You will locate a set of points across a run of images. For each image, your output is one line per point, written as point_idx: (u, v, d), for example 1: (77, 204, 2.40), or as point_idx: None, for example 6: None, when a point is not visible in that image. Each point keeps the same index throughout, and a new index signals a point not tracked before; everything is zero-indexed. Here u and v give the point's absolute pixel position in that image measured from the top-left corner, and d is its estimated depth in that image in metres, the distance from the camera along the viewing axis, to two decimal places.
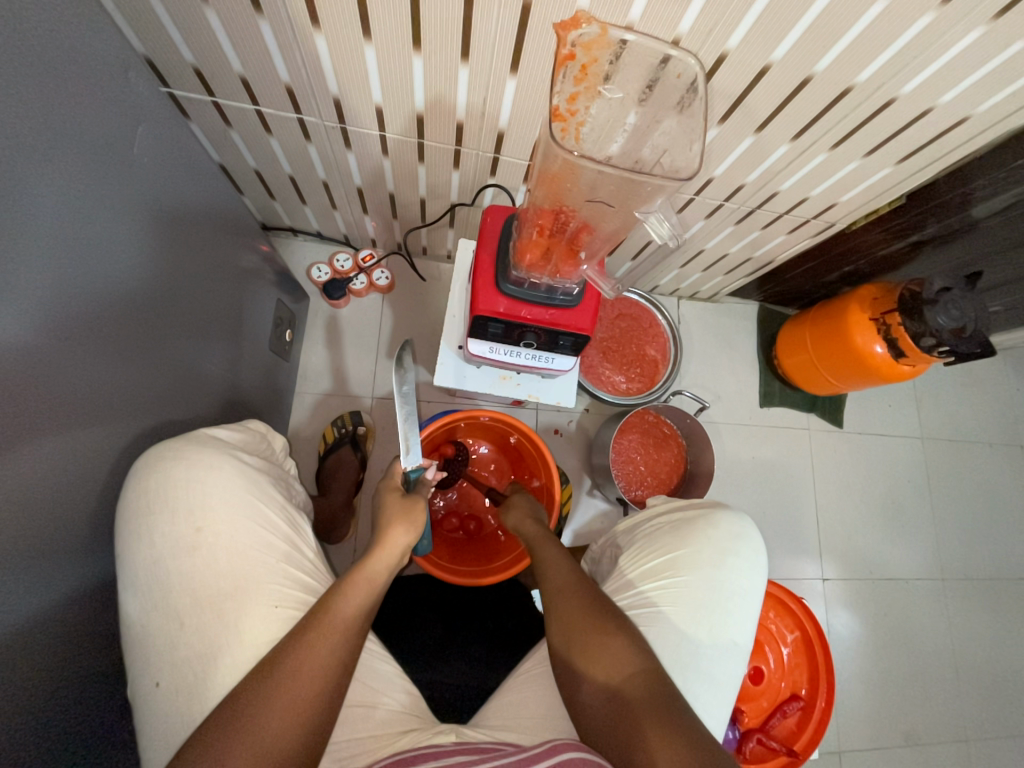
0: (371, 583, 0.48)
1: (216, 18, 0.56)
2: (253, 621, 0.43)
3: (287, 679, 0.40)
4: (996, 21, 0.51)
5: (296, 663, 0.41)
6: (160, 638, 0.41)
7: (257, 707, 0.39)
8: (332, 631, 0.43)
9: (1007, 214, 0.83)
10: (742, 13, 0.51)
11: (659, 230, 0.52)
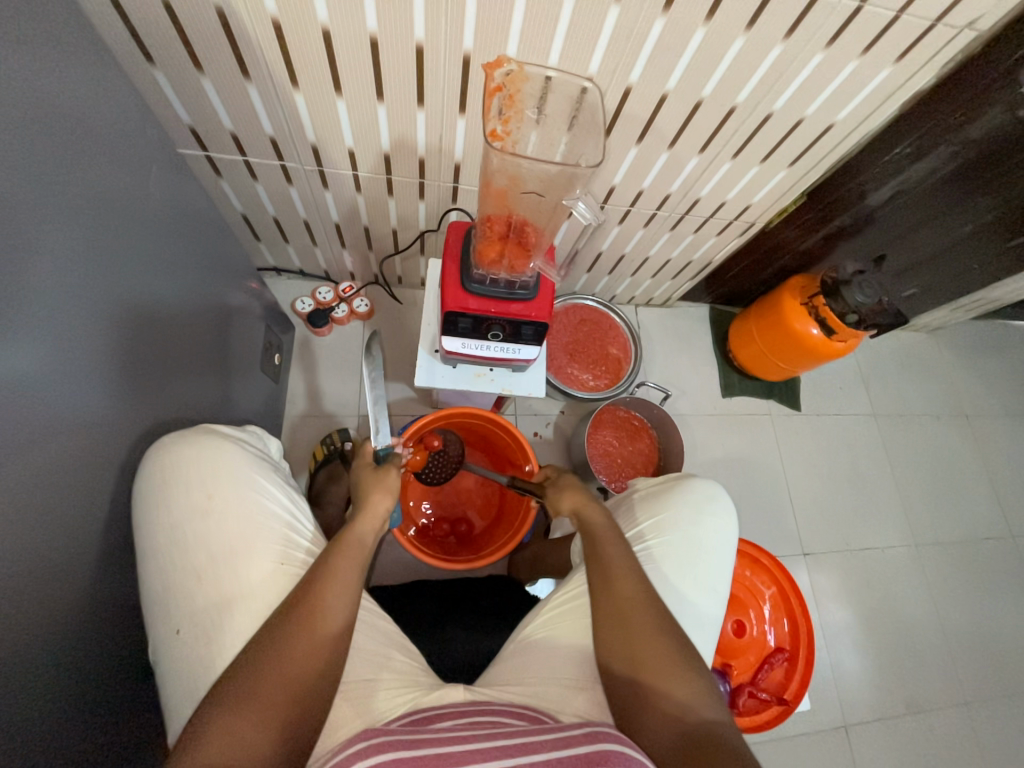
0: (358, 546, 0.55)
1: (210, 85, 0.68)
2: (256, 576, 0.52)
3: (295, 634, 0.47)
4: (830, 48, 0.65)
5: (299, 619, 0.48)
6: (179, 589, 0.51)
7: (270, 657, 0.46)
8: (328, 588, 0.50)
9: (895, 201, 0.98)
10: (636, 54, 0.64)
11: (584, 214, 0.63)
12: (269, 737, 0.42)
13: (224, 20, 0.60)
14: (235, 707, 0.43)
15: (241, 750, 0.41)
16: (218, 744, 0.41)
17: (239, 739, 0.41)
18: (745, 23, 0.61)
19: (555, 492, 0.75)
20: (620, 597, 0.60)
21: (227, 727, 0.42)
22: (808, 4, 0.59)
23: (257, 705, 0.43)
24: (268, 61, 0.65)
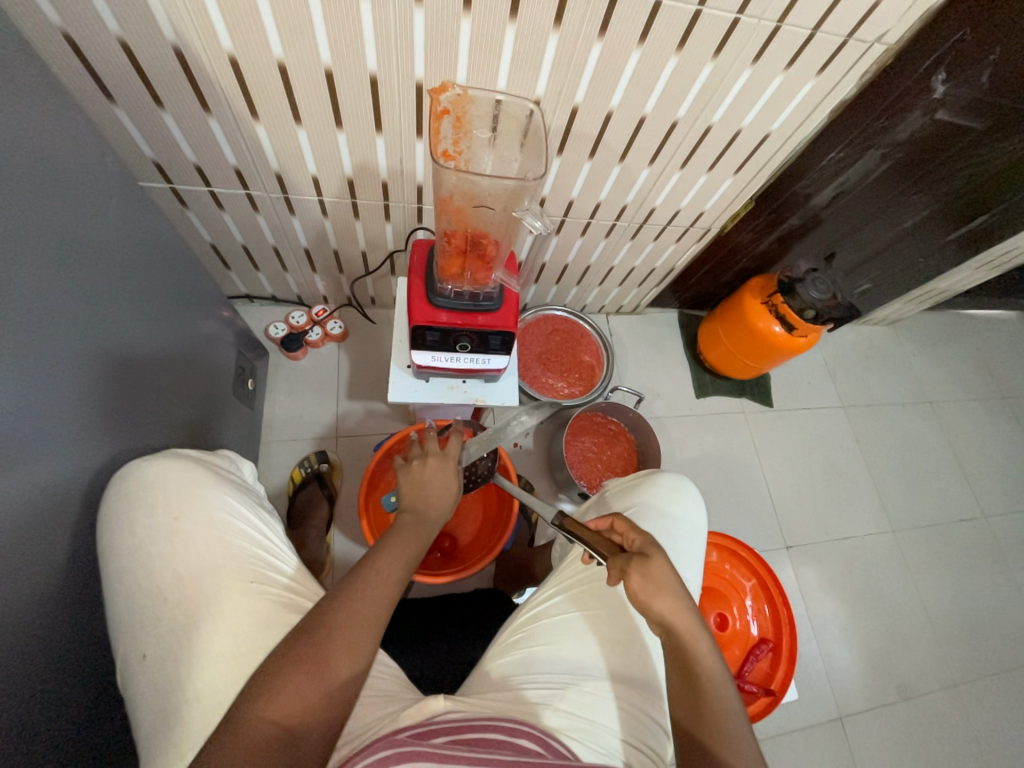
0: (415, 539, 0.58)
1: (171, 120, 0.70)
2: (225, 592, 0.52)
3: (358, 608, 0.49)
4: (755, 65, 0.70)
5: (361, 594, 0.50)
6: (145, 614, 0.50)
7: (333, 627, 0.48)
8: (388, 571, 0.53)
9: (838, 202, 1.04)
10: (579, 78, 0.69)
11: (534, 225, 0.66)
12: (327, 701, 0.45)
13: (181, 58, 0.62)
14: (297, 668, 0.45)
15: (302, 708, 0.44)
16: (282, 699, 0.43)
17: (301, 696, 0.44)
18: (677, 45, 0.66)
19: (641, 555, 0.56)
20: (704, 691, 0.52)
21: (289, 685, 0.44)
22: (731, 26, 0.64)
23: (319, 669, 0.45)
24: (227, 94, 0.67)
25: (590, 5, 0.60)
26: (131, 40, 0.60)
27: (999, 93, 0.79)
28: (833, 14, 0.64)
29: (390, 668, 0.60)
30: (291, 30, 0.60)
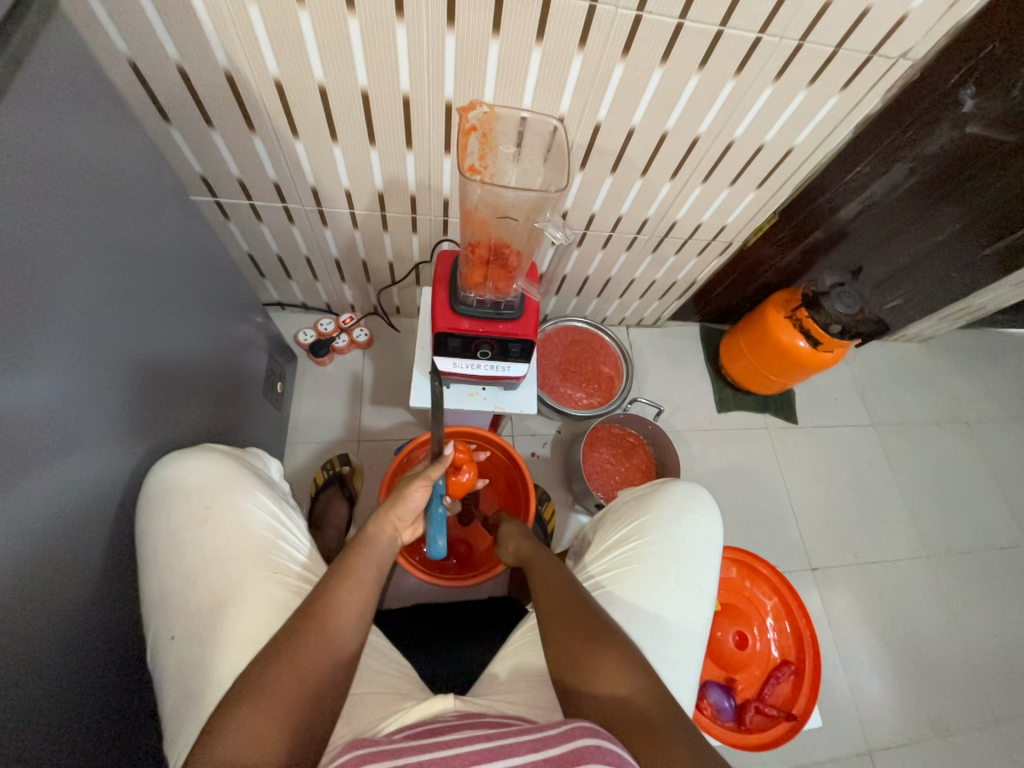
0: (368, 558, 0.56)
1: (220, 138, 0.76)
2: (249, 578, 0.55)
3: (297, 645, 0.48)
4: (777, 82, 0.71)
5: (300, 632, 0.49)
6: (175, 596, 0.53)
7: (269, 674, 0.46)
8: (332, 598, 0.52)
9: (864, 216, 1.03)
10: (602, 97, 0.71)
11: (555, 235, 0.69)
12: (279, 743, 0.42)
13: (231, 81, 0.67)
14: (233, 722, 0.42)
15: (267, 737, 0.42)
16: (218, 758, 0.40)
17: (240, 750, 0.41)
18: (698, 63, 0.68)
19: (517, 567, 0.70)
20: (573, 654, 0.56)
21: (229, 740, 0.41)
22: (752, 45, 0.66)
23: (256, 720, 0.43)
24: (271, 115, 0.72)
25: (614, 28, 0.62)
26: (188, 67, 0.65)
27: None
28: (856, 31, 0.65)
29: (402, 666, 0.62)
30: (331, 55, 0.64)
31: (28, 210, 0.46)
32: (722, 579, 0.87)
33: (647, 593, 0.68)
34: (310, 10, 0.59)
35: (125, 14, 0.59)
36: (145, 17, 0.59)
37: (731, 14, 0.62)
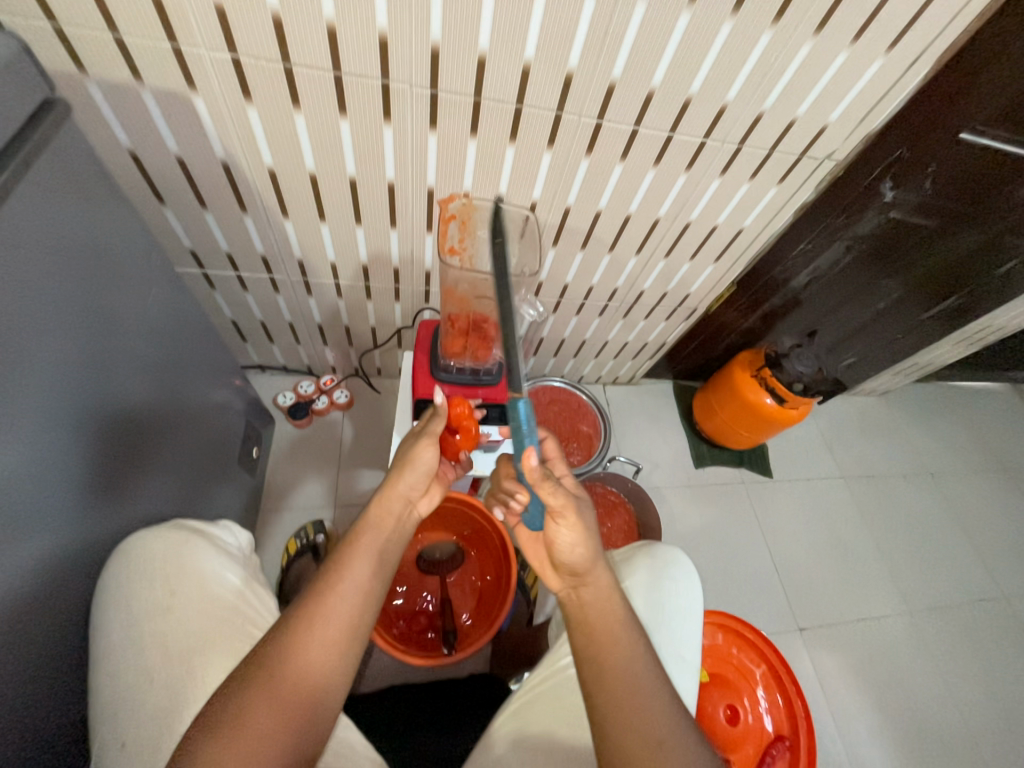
0: (358, 579, 0.52)
1: (212, 218, 0.80)
2: (212, 671, 0.51)
3: (275, 677, 0.45)
4: (723, 176, 0.80)
5: (280, 660, 0.46)
6: (127, 695, 0.49)
7: (246, 709, 0.43)
8: (315, 627, 0.48)
9: (813, 285, 1.13)
10: (570, 187, 0.79)
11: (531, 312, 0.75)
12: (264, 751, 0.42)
13: (227, 169, 0.72)
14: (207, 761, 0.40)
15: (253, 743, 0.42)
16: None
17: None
18: (653, 160, 0.77)
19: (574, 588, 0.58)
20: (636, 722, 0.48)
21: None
22: (699, 147, 0.75)
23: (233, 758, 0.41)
24: (262, 198, 0.77)
25: (578, 132, 0.71)
26: (186, 157, 0.70)
27: (941, 197, 0.90)
28: (785, 138, 0.75)
29: (375, 762, 0.57)
30: (323, 150, 0.70)
31: (15, 297, 0.47)
32: (708, 646, 0.85)
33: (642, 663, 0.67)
34: (305, 113, 0.65)
35: (130, 113, 0.64)
36: (149, 116, 0.65)
37: (679, 123, 0.71)
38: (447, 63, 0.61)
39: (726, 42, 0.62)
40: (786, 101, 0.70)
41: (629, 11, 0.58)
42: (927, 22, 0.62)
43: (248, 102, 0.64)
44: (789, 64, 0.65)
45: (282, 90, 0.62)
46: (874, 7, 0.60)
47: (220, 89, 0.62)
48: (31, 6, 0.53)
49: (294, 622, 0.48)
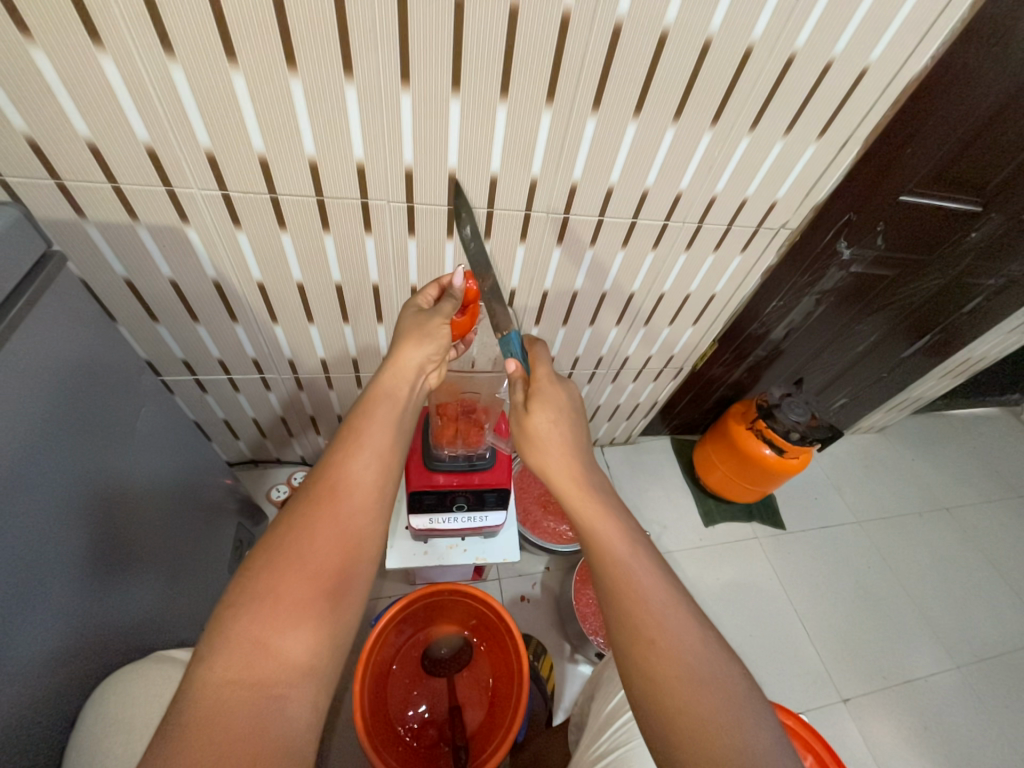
0: (355, 504, 0.52)
1: (203, 330, 0.83)
2: None
3: (278, 599, 0.43)
4: (688, 250, 0.85)
5: (281, 584, 0.44)
6: None
7: (273, 589, 0.44)
8: (317, 548, 0.47)
9: (792, 336, 1.16)
10: (545, 271, 0.83)
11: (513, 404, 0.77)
12: (289, 624, 0.43)
13: (218, 287, 0.76)
14: (221, 683, 0.39)
15: (280, 622, 0.42)
16: (204, 725, 0.37)
17: (234, 713, 0.38)
18: (622, 243, 0.81)
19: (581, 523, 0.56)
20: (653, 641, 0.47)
21: (222, 701, 0.38)
22: (662, 228, 0.80)
23: (263, 634, 0.42)
24: (253, 307, 0.80)
25: (547, 226, 0.76)
26: (179, 279, 0.73)
27: (898, 249, 0.95)
28: (741, 214, 0.81)
29: None
30: (309, 262, 0.74)
31: (13, 434, 0.46)
32: None
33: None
34: (291, 233, 0.70)
35: (125, 247, 0.68)
36: (144, 248, 0.69)
37: (640, 209, 0.76)
38: (421, 180, 0.66)
39: (672, 143, 0.68)
40: (735, 184, 0.75)
41: (581, 126, 0.64)
42: (849, 112, 0.69)
43: (237, 228, 0.68)
44: (732, 155, 0.71)
45: (269, 215, 0.67)
46: (799, 105, 0.67)
47: (211, 220, 0.67)
48: (36, 169, 0.58)
49: (292, 544, 0.47)
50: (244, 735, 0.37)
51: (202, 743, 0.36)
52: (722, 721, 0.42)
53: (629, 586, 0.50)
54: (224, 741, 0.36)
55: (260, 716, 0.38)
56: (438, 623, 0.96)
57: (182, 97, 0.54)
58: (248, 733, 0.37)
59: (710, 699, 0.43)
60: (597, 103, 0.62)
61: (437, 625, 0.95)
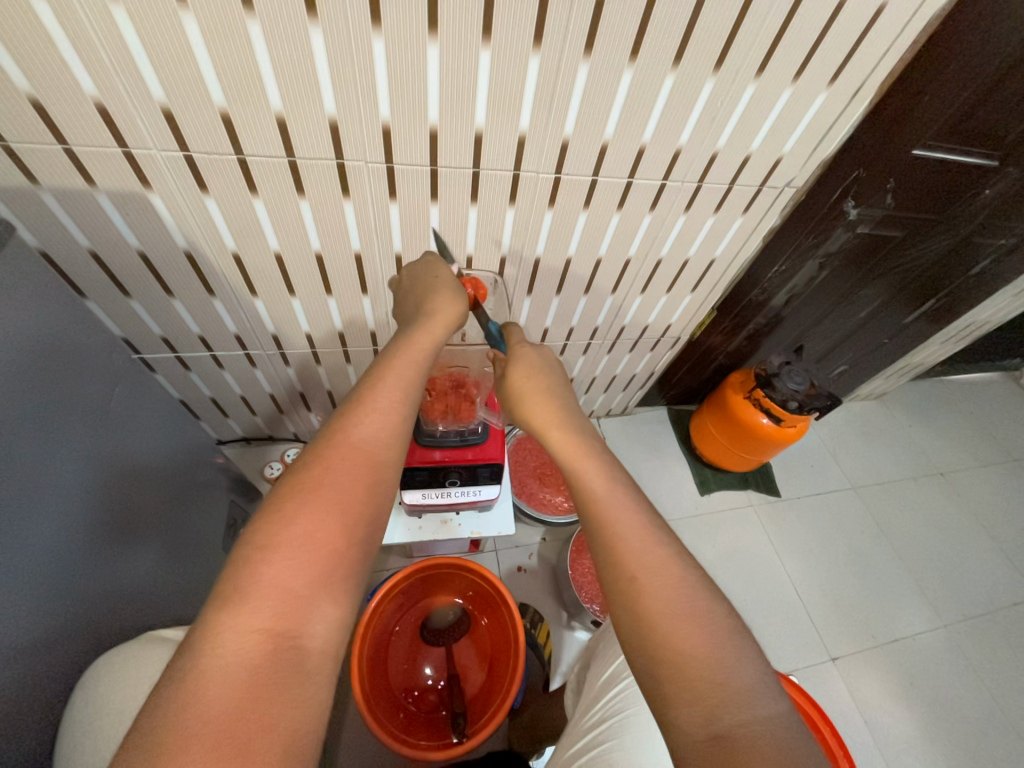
0: (380, 450, 0.47)
1: (180, 304, 0.79)
2: None
3: (312, 540, 0.40)
4: (687, 211, 0.81)
5: (315, 524, 0.41)
6: None
7: (298, 533, 0.40)
8: (345, 489, 0.43)
9: (793, 302, 1.12)
10: (538, 236, 0.79)
11: None
12: (313, 575, 0.39)
13: (190, 258, 0.72)
14: (242, 631, 0.36)
15: (304, 572, 0.39)
16: (224, 681, 0.34)
17: (257, 667, 0.35)
18: (617, 205, 0.77)
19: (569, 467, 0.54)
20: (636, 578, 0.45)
21: (236, 658, 0.35)
22: (660, 188, 0.76)
23: (285, 583, 0.38)
24: (230, 280, 0.76)
25: (538, 187, 0.71)
26: (148, 251, 0.69)
27: (906, 209, 0.90)
28: (743, 172, 0.77)
29: None
30: (286, 230, 0.70)
31: None
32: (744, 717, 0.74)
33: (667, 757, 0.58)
34: (264, 198, 0.65)
35: (87, 217, 0.64)
36: (107, 218, 0.64)
37: (637, 168, 0.72)
38: (400, 138, 0.62)
39: (671, 92, 0.63)
40: (737, 139, 0.71)
41: (573, 73, 0.58)
42: (862, 57, 0.64)
43: (205, 194, 0.64)
44: (735, 105, 0.66)
45: (238, 178, 0.62)
46: (809, 49, 0.61)
47: (176, 184, 0.62)
48: None
49: (323, 483, 0.43)
50: (269, 690, 0.34)
51: (223, 701, 0.33)
52: (708, 661, 0.41)
53: (608, 525, 0.48)
54: (245, 700, 0.34)
55: (284, 672, 0.36)
56: (436, 594, 0.96)
57: (129, 45, 0.49)
58: (272, 689, 0.35)
59: (694, 637, 0.42)
60: (589, 47, 0.56)
61: (435, 595, 0.96)
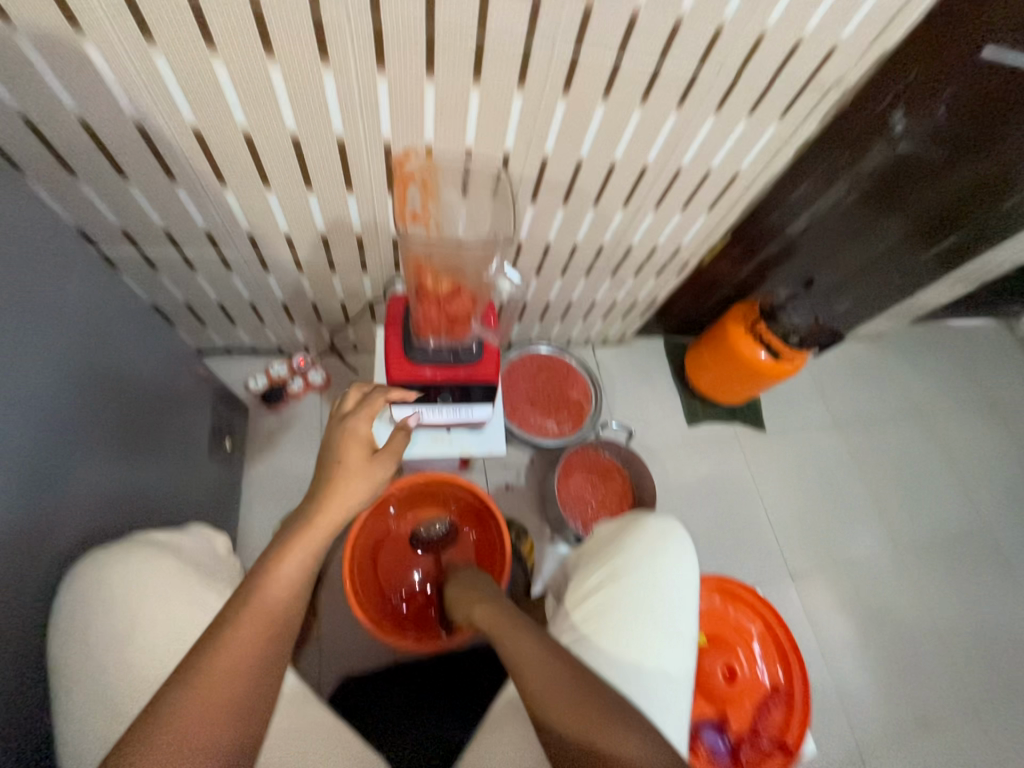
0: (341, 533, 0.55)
1: (139, 192, 0.70)
2: None
3: (279, 603, 0.49)
4: (719, 112, 0.71)
5: (288, 587, 0.50)
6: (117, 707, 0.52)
7: (275, 594, 0.50)
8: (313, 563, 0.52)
9: (812, 230, 1.06)
10: (547, 131, 0.70)
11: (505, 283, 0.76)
12: (278, 625, 0.49)
13: (142, 130, 0.62)
14: (222, 661, 0.46)
15: (274, 621, 0.49)
16: (207, 702, 0.44)
17: (233, 689, 0.46)
18: (640, 98, 0.67)
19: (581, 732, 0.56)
20: None
21: (220, 680, 0.45)
22: (691, 81, 0.66)
23: (265, 624, 0.48)
24: (194, 165, 0.67)
25: (552, 66, 0.61)
26: (91, 118, 0.60)
27: (955, 126, 0.83)
28: (789, 64, 0.66)
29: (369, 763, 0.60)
30: (255, 104, 0.60)
31: None
32: (708, 610, 0.92)
33: (639, 579, 0.70)
34: (226, 59, 0.55)
35: (9, 68, 0.53)
36: (33, 70, 0.54)
37: (669, 49, 0.61)
38: None
39: None
40: (790, 18, 0.60)
41: None
42: None
43: (152, 47, 0.53)
44: None
45: (189, 27, 0.51)
46: None
47: (114, 30, 0.51)
48: None
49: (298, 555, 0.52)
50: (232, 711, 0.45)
51: (204, 714, 0.44)
52: None
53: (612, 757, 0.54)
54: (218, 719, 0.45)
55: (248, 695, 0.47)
56: (422, 508, 0.99)
57: None
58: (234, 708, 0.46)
59: None
60: None
61: (421, 509, 0.99)
